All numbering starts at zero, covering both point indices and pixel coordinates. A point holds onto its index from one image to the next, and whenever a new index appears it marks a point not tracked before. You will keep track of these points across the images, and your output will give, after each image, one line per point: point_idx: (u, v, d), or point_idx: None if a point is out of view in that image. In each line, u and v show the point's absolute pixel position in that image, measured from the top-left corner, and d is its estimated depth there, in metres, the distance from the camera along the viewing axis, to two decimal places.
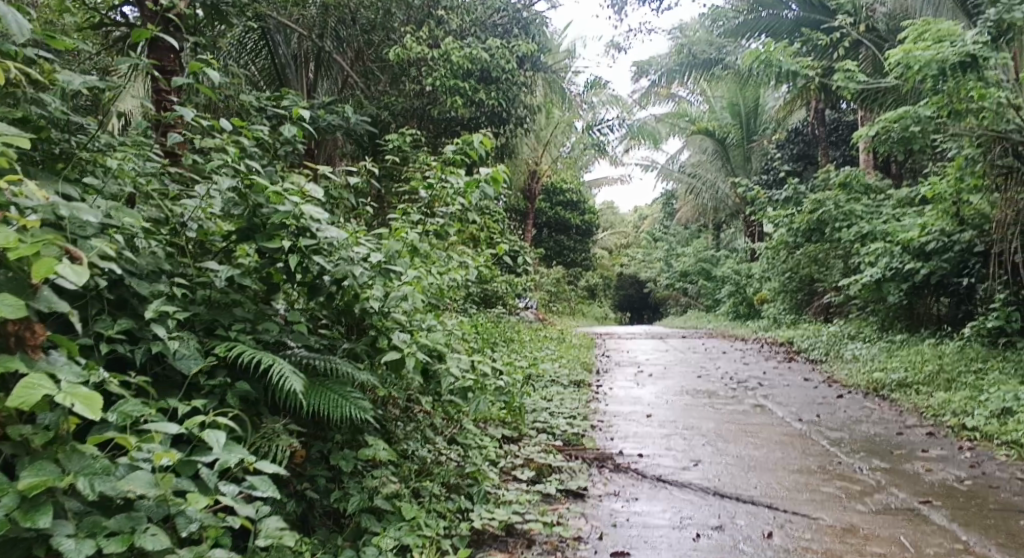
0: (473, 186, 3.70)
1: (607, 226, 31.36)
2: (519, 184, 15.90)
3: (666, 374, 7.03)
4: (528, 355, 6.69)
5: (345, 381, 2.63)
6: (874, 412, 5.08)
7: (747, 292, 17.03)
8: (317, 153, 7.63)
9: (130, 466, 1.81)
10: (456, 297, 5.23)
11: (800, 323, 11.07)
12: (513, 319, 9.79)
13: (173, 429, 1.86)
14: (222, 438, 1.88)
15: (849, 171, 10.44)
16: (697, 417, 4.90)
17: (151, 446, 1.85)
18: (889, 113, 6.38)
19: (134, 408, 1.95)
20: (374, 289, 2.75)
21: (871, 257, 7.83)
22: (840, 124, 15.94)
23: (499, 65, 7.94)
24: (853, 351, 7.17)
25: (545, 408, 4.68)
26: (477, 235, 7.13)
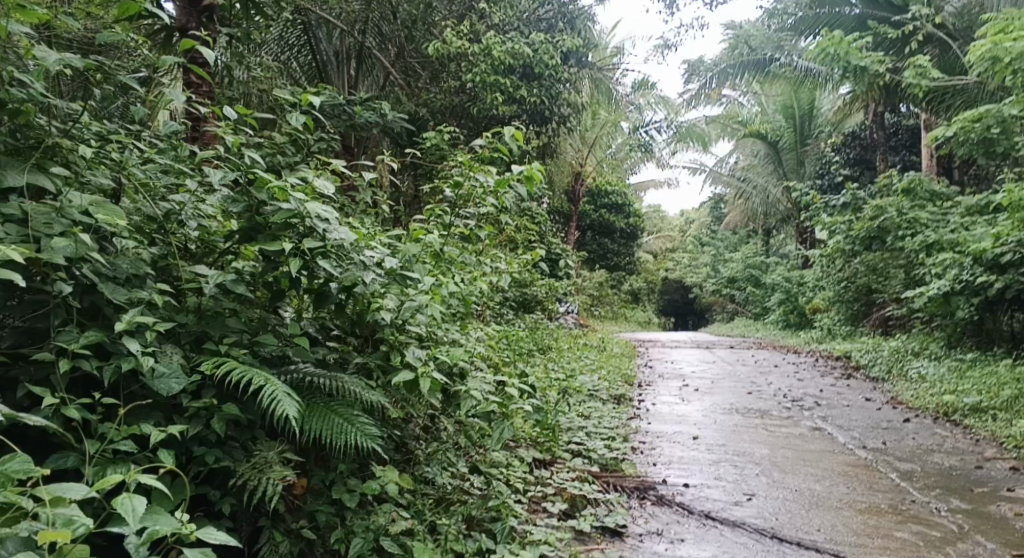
0: (505, 185, 3.38)
1: (653, 230, 30.71)
2: (562, 185, 15.57)
3: (713, 389, 6.61)
4: (566, 366, 6.37)
5: (351, 402, 2.41)
6: (946, 439, 4.58)
7: (798, 300, 16.35)
8: (353, 151, 7.47)
9: (19, 541, 1.53)
10: (489, 304, 4.95)
11: (856, 336, 10.47)
12: (553, 324, 9.46)
13: (77, 494, 1.58)
14: (139, 508, 1.60)
15: (913, 175, 9.81)
16: (748, 441, 4.50)
17: (46, 517, 1.56)
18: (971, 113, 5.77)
19: (18, 469, 1.61)
20: (387, 299, 2.52)
21: (939, 268, 7.26)
22: (901, 126, 15.16)
23: (543, 61, 7.61)
24: (919, 369, 6.62)
25: (582, 427, 4.35)
26: (514, 238, 6.83)
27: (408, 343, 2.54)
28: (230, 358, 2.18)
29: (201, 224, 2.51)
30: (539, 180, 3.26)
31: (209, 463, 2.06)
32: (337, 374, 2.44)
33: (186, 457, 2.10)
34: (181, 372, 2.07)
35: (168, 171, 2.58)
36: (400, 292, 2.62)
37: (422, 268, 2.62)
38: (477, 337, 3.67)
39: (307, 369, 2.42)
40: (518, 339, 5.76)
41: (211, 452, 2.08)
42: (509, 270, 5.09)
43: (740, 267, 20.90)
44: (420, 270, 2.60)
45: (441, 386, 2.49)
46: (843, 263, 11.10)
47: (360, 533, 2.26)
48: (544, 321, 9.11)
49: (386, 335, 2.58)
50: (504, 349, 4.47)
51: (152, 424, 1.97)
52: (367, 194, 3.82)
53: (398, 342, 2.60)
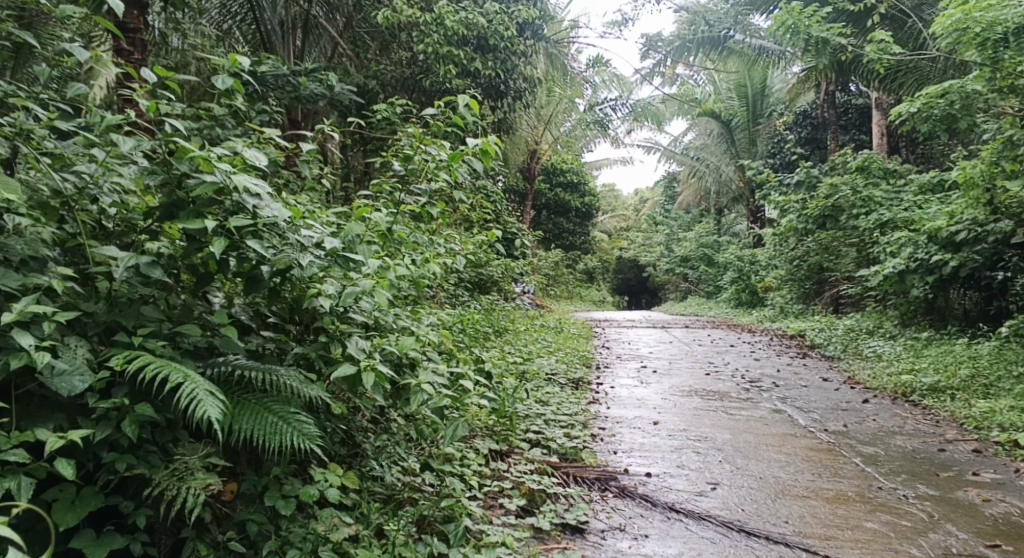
0: (458, 160, 3.08)
1: (608, 209, 30.72)
2: (518, 163, 15.31)
3: (671, 370, 6.53)
4: (523, 349, 6.19)
5: (287, 399, 2.16)
6: (906, 420, 4.55)
7: (751, 279, 16.51)
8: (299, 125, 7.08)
9: None
10: (442, 286, 4.71)
11: (809, 315, 10.56)
12: (509, 306, 9.27)
13: None
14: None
15: (867, 154, 9.88)
16: (709, 425, 4.39)
17: None
18: (933, 87, 5.94)
19: None
20: (327, 284, 2.27)
21: (892, 247, 7.30)
22: (851, 107, 15.32)
23: (498, 32, 7.32)
24: (874, 348, 6.64)
25: (540, 414, 4.18)
26: (467, 215, 6.58)
27: (351, 333, 2.30)
28: (144, 351, 1.90)
29: (116, 195, 2.20)
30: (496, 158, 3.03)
31: (121, 471, 1.79)
32: (271, 365, 2.19)
33: (94, 464, 1.82)
34: (86, 368, 1.78)
35: (75, 137, 2.26)
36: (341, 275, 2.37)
37: (367, 249, 2.37)
38: (428, 323, 3.44)
39: (238, 362, 2.16)
40: (472, 322, 5.54)
41: (122, 459, 1.80)
42: (464, 251, 4.85)
43: (693, 246, 21.03)
44: (365, 252, 2.36)
45: (387, 381, 2.26)
46: (796, 243, 11.16)
47: (297, 544, 2.02)
48: (500, 302, 8.91)
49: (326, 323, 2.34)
50: (457, 334, 4.24)
51: (48, 430, 1.69)
52: (310, 170, 3.53)
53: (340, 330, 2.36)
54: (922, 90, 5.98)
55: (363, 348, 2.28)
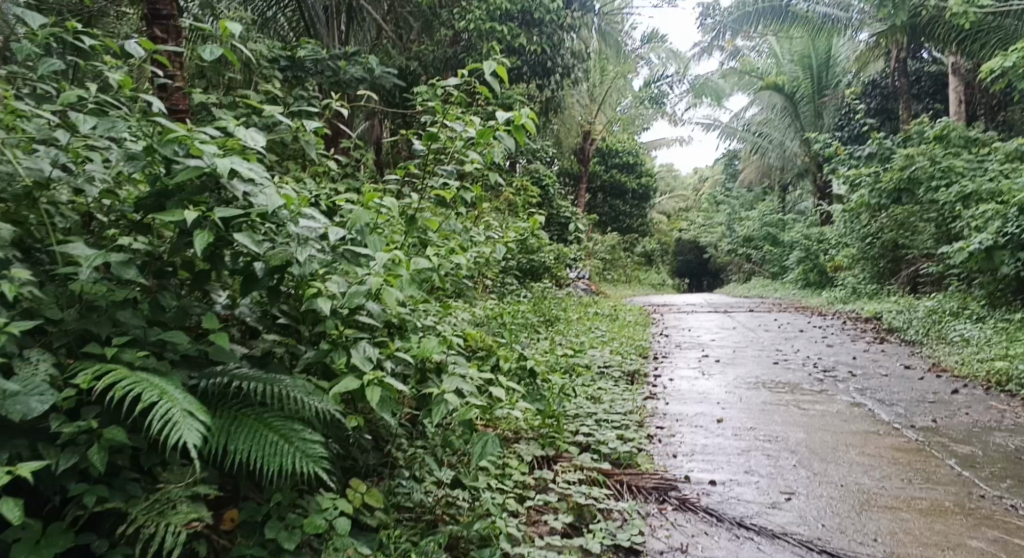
0: (487, 135, 2.74)
1: (665, 190, 29.92)
2: (570, 145, 14.89)
3: (735, 359, 6.09)
4: (574, 340, 5.87)
5: (290, 413, 1.92)
6: (1005, 415, 3.93)
7: (819, 258, 15.68)
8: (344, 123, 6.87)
9: None
10: (482, 276, 4.42)
11: (884, 296, 9.87)
12: (563, 293, 8.95)
13: None
14: None
15: (948, 120, 9.12)
16: (779, 423, 3.98)
17: None
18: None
19: None
20: (331, 283, 2.00)
21: (978, 220, 6.65)
22: (923, 73, 14.31)
23: (542, 6, 6.94)
24: (961, 331, 6.03)
25: (590, 413, 3.85)
26: (512, 200, 6.28)
27: (363, 337, 2.03)
28: (118, 366, 1.69)
29: (97, 185, 2.00)
30: (529, 133, 2.71)
31: (91, 506, 1.61)
32: (273, 375, 1.95)
33: (61, 496, 1.66)
34: (47, 386, 1.59)
35: (57, 124, 2.06)
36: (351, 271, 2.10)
37: (378, 241, 2.10)
38: (461, 318, 3.14)
39: (234, 372, 1.93)
40: (519, 313, 5.24)
41: (93, 491, 1.62)
42: (506, 237, 4.55)
43: (756, 226, 20.19)
44: (376, 245, 2.08)
45: (403, 391, 1.99)
46: (869, 219, 10.44)
47: None
48: (554, 289, 8.58)
49: (335, 326, 2.07)
50: (498, 329, 3.94)
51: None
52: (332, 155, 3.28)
53: (352, 333, 2.09)
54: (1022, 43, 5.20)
55: (376, 354, 2.01)
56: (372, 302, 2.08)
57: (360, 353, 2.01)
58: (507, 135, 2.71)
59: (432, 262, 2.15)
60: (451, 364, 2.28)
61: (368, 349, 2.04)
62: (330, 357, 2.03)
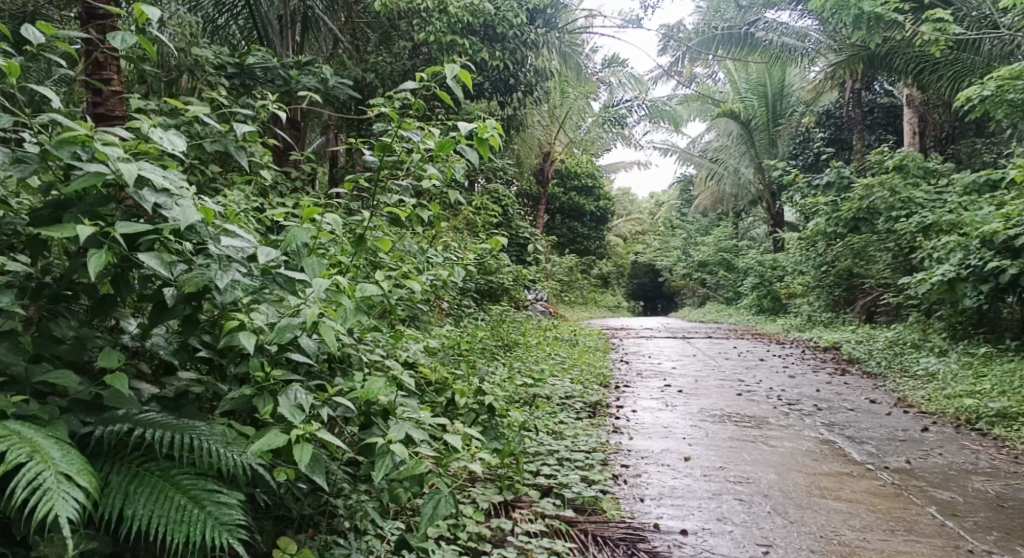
0: (446, 147, 2.45)
1: (622, 213, 30.06)
2: (530, 166, 14.78)
3: (698, 389, 5.91)
4: (532, 367, 5.62)
5: (203, 469, 1.62)
6: (978, 453, 3.92)
7: (773, 285, 15.81)
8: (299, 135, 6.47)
9: None
10: (438, 300, 4.15)
11: (840, 324, 9.89)
12: (521, 315, 8.71)
13: None
14: None
15: (906, 152, 9.22)
16: (750, 462, 3.78)
17: None
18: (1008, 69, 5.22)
19: None
20: (259, 314, 1.71)
21: (939, 252, 6.68)
22: (876, 106, 14.63)
23: (506, 20, 6.75)
24: (924, 364, 5.97)
25: (551, 450, 3.58)
26: (471, 220, 6.03)
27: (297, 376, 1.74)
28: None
29: None
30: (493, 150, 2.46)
31: None
32: (186, 422, 1.67)
33: None
34: None
35: None
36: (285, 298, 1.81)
37: (320, 265, 1.81)
38: (412, 349, 2.87)
39: (140, 418, 1.65)
40: (476, 340, 4.97)
41: None
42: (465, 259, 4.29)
43: (711, 251, 20.35)
44: (315, 271, 1.79)
45: (338, 445, 1.70)
46: (825, 247, 10.50)
47: None
48: (512, 312, 8.34)
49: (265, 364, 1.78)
50: (452, 359, 3.66)
51: None
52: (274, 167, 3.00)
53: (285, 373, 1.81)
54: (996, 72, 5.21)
55: (312, 398, 1.72)
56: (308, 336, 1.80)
57: (292, 397, 1.72)
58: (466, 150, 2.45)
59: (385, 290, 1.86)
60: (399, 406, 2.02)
61: (303, 391, 1.75)
62: (255, 403, 1.73)
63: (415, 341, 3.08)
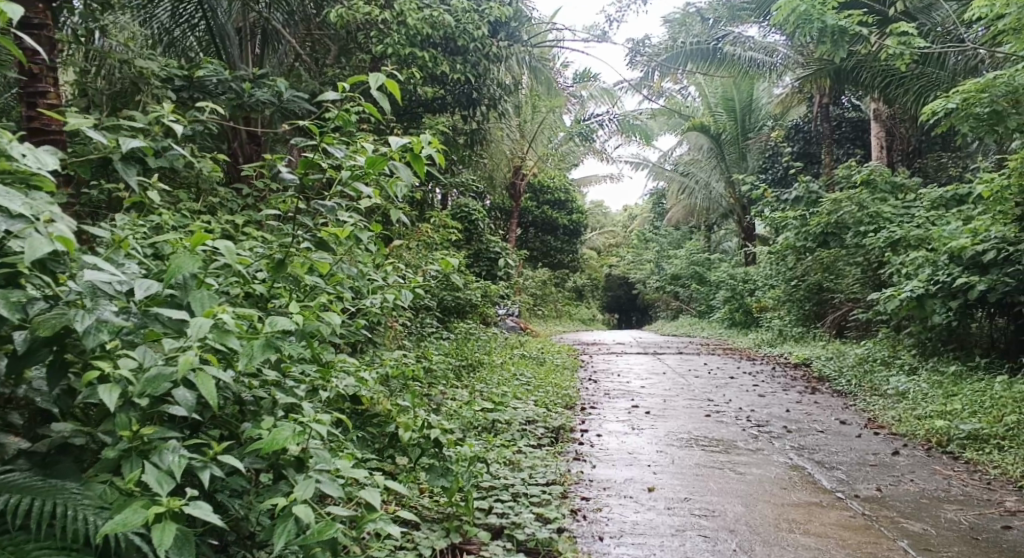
0: (378, 163, 2.31)
1: (596, 226, 30.00)
2: (501, 180, 14.62)
3: (665, 411, 5.75)
4: (493, 391, 5.42)
5: (67, 538, 1.57)
6: (950, 480, 3.79)
7: (745, 298, 15.80)
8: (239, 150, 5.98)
9: None
10: (387, 324, 3.96)
11: (810, 340, 9.83)
12: (489, 333, 8.51)
13: None
14: None
15: (873, 166, 9.22)
16: (715, 492, 3.61)
17: None
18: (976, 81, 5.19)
19: None
20: (124, 364, 1.66)
21: (907, 268, 6.65)
22: (843, 121, 14.73)
23: (467, 32, 6.60)
24: (894, 382, 5.88)
25: (507, 484, 3.38)
26: (430, 238, 5.85)
27: (171, 434, 1.71)
28: None
29: None
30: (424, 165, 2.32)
31: None
32: (55, 484, 1.61)
33: None
34: None
35: None
36: (170, 338, 1.81)
37: (203, 299, 1.87)
38: (348, 382, 2.68)
39: (2, 483, 1.58)
40: (433, 363, 4.77)
41: None
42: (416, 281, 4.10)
43: (683, 264, 20.35)
44: (197, 306, 1.85)
45: (209, 517, 1.61)
46: (794, 261, 10.48)
47: None
48: (480, 330, 8.14)
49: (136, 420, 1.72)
50: (400, 388, 3.47)
51: None
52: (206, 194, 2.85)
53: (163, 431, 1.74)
54: (965, 85, 5.18)
55: (183, 464, 1.67)
56: (187, 391, 1.75)
57: (164, 459, 1.68)
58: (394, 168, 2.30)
59: (270, 327, 1.88)
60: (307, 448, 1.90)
61: (176, 452, 1.70)
62: (124, 464, 1.67)
63: (355, 373, 2.90)
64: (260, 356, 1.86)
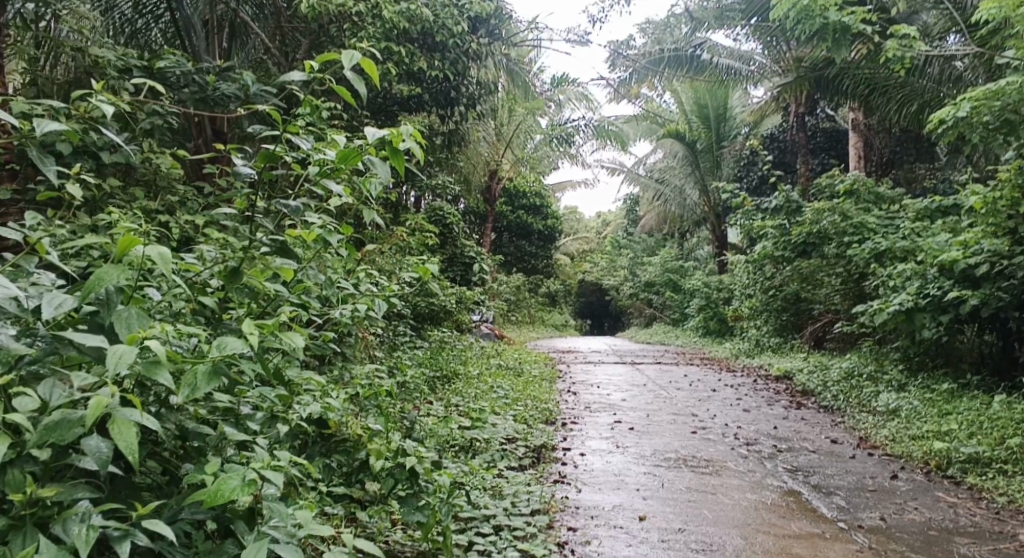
0: (349, 157, 2.04)
1: (569, 232, 29.83)
2: (477, 184, 14.35)
3: (648, 426, 5.51)
4: (468, 405, 5.13)
5: None
6: (957, 509, 3.59)
7: (720, 307, 15.72)
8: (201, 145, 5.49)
9: None
10: (354, 336, 3.64)
11: (789, 351, 9.72)
12: (463, 341, 8.24)
13: None
14: None
15: (856, 176, 9.13)
16: (709, 521, 3.38)
17: None
18: (986, 88, 5.09)
19: None
20: (19, 408, 1.45)
21: (894, 281, 6.53)
22: (819, 131, 14.73)
23: (446, 28, 6.31)
24: (882, 398, 5.72)
25: (489, 514, 3.09)
26: (405, 242, 5.55)
27: (79, 496, 1.50)
28: None
29: None
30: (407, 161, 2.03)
31: None
32: None
33: None
34: None
35: None
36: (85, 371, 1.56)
37: (128, 321, 1.63)
38: (314, 407, 2.38)
39: None
40: (407, 377, 4.45)
41: None
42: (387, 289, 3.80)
43: (658, 271, 20.28)
44: (121, 328, 1.61)
45: None
46: (773, 271, 10.36)
47: None
48: (454, 338, 7.83)
49: (37, 477, 1.50)
50: (372, 410, 3.16)
51: None
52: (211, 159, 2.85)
53: (73, 490, 1.51)
54: (974, 91, 5.07)
55: (91, 536, 1.43)
56: (101, 441, 1.52)
57: (68, 530, 1.45)
58: (370, 163, 2.02)
59: (211, 352, 1.61)
60: (261, 494, 1.65)
61: (85, 521, 1.47)
62: (16, 539, 1.43)
63: (321, 395, 2.59)
64: (201, 384, 1.59)
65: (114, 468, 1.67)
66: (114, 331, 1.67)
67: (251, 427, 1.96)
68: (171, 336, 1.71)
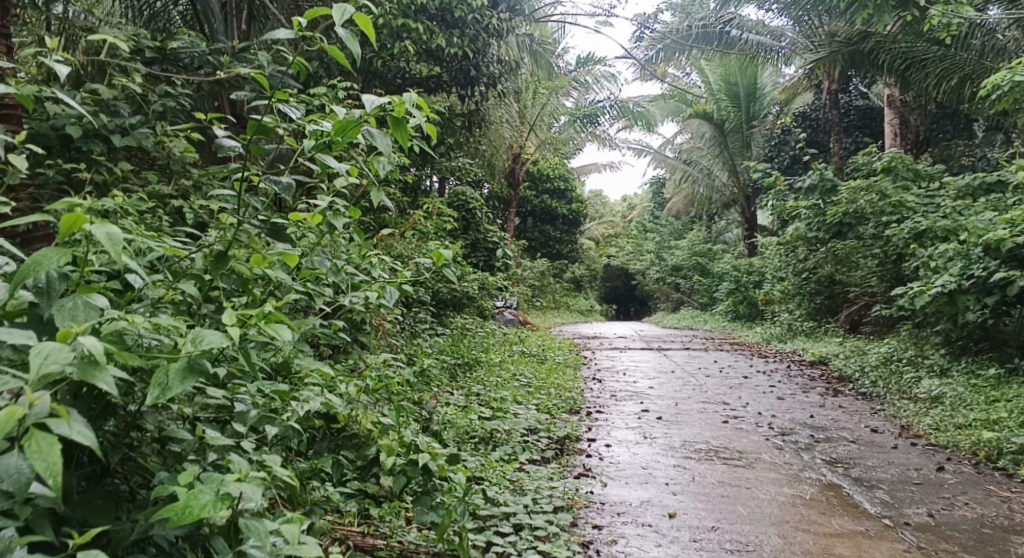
0: (343, 128, 1.86)
1: (594, 216, 29.49)
2: (501, 168, 14.15)
3: (677, 415, 5.31)
4: (490, 394, 4.97)
5: None
6: (1013, 504, 3.35)
7: (749, 290, 15.39)
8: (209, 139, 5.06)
9: None
10: (367, 323, 3.49)
11: (823, 335, 9.41)
12: (487, 327, 8.08)
13: None
14: None
15: (894, 153, 8.75)
16: (743, 518, 3.17)
17: None
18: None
19: None
20: None
21: (935, 261, 6.21)
22: (852, 108, 14.24)
23: (464, 3, 6.09)
24: (925, 385, 5.44)
25: (508, 512, 2.92)
26: (423, 227, 5.37)
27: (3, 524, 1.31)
28: None
29: None
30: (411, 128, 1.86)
31: None
32: None
33: None
34: None
35: None
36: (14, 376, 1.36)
37: (69, 310, 1.50)
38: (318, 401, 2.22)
39: None
40: (425, 367, 4.29)
41: None
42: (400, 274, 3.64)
43: (685, 254, 19.95)
44: (59, 319, 1.48)
45: None
46: (805, 253, 10.02)
47: None
48: (477, 324, 7.66)
49: None
50: (384, 402, 3.00)
51: None
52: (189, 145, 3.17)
53: None
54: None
55: None
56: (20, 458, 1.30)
57: None
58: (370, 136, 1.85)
59: (182, 347, 1.43)
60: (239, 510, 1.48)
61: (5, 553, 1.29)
62: None
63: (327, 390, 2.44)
64: (173, 381, 1.42)
65: (83, 478, 1.53)
66: (52, 323, 1.55)
67: (240, 429, 1.81)
68: (138, 328, 1.54)
